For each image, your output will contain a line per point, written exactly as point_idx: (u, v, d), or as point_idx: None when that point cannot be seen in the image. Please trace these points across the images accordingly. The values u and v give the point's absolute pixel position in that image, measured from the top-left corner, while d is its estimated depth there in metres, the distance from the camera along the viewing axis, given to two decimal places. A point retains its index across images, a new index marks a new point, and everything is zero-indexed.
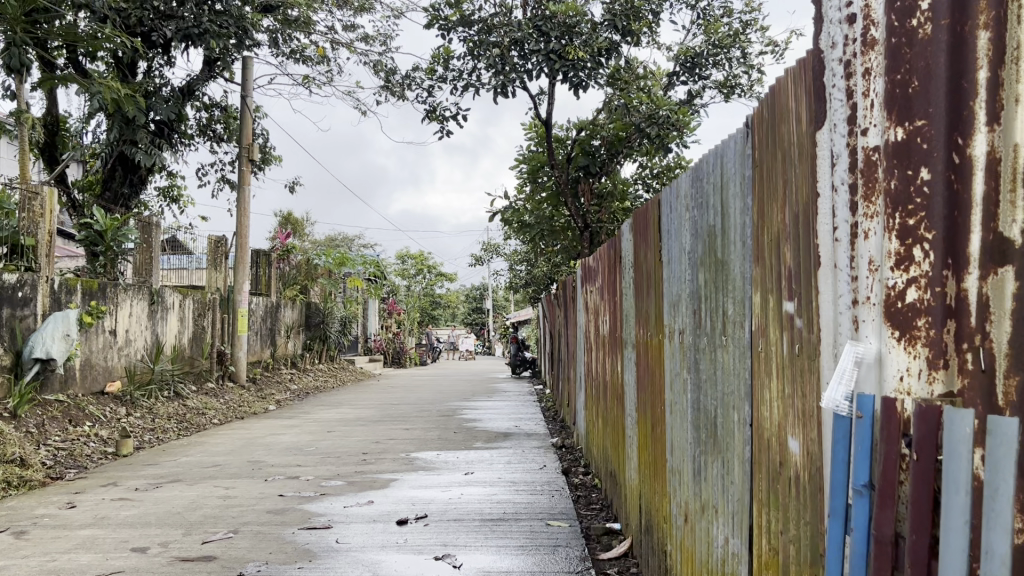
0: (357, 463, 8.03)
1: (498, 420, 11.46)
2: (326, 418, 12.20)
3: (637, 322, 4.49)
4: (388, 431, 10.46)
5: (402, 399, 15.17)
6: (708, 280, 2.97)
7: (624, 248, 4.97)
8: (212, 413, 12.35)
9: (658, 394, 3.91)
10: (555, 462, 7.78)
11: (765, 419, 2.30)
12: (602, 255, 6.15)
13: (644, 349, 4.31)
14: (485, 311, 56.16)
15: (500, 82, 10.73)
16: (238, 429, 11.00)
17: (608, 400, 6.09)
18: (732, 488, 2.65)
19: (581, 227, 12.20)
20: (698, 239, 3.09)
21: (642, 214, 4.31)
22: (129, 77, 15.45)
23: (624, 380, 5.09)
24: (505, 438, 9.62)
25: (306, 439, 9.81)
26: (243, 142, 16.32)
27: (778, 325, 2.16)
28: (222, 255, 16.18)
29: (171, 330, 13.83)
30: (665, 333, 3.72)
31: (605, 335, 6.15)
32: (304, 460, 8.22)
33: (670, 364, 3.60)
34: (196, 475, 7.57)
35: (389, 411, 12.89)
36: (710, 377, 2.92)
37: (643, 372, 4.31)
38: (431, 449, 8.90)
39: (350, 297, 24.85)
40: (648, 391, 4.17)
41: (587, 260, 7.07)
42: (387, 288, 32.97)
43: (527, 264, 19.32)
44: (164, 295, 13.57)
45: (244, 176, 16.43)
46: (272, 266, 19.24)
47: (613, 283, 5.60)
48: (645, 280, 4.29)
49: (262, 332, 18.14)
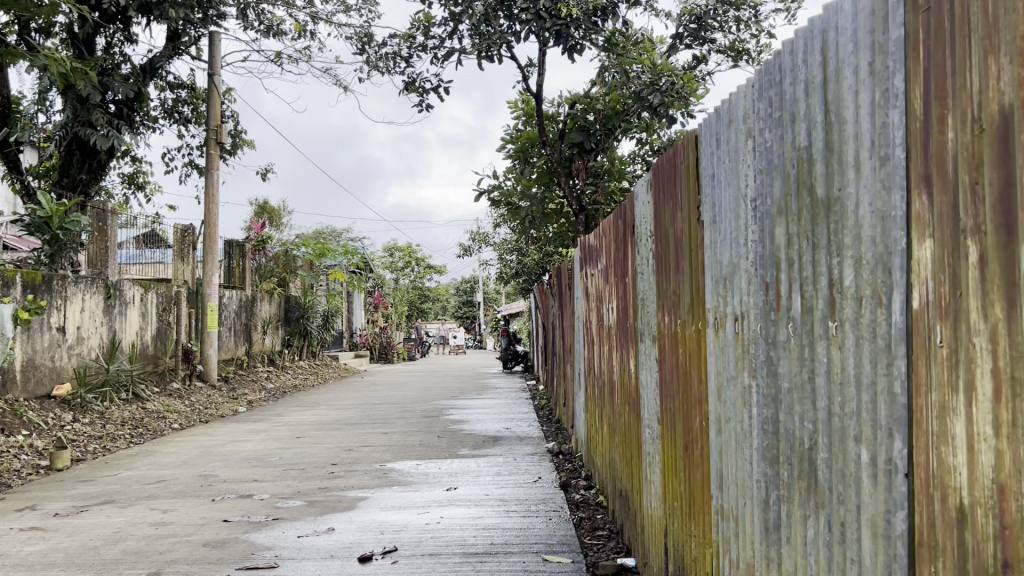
0: (322, 477, 6.94)
1: (487, 422, 10.39)
2: (298, 421, 11.12)
3: (660, 307, 3.46)
4: (364, 436, 9.38)
5: (385, 398, 14.10)
6: (791, 236, 1.94)
7: (638, 215, 3.95)
8: (172, 417, 11.25)
9: (695, 400, 2.87)
10: (551, 474, 6.72)
11: (946, 465, 1.27)
12: (608, 226, 5.09)
13: (668, 339, 3.30)
14: (476, 304, 54.97)
15: (484, 47, 9.56)
16: (199, 435, 9.92)
17: (615, 403, 5.07)
18: (850, 569, 1.64)
19: (576, 209, 11.16)
20: (772, 174, 2.05)
21: (666, 164, 3.29)
22: (86, 54, 14.30)
23: (638, 382, 4.07)
24: (495, 444, 8.55)
25: (270, 447, 8.73)
26: (212, 123, 15.20)
27: (1004, 297, 1.12)
28: (190, 246, 15.04)
29: (130, 327, 12.71)
30: (707, 319, 2.69)
31: (611, 323, 5.10)
32: (262, 474, 7.14)
33: (716, 361, 2.59)
34: (133, 494, 6.48)
35: (369, 412, 11.82)
36: (802, 388, 1.90)
37: (669, 369, 3.29)
38: (411, 458, 7.83)
39: (333, 290, 23.76)
40: (678, 395, 3.13)
41: (589, 236, 6.03)
42: (373, 280, 31.89)
43: (518, 253, 18.24)
44: (122, 288, 12.44)
45: (212, 161, 15.27)
46: (247, 258, 18.12)
47: (621, 262, 4.61)
48: (669, 247, 3.26)
49: (235, 328, 17.04)
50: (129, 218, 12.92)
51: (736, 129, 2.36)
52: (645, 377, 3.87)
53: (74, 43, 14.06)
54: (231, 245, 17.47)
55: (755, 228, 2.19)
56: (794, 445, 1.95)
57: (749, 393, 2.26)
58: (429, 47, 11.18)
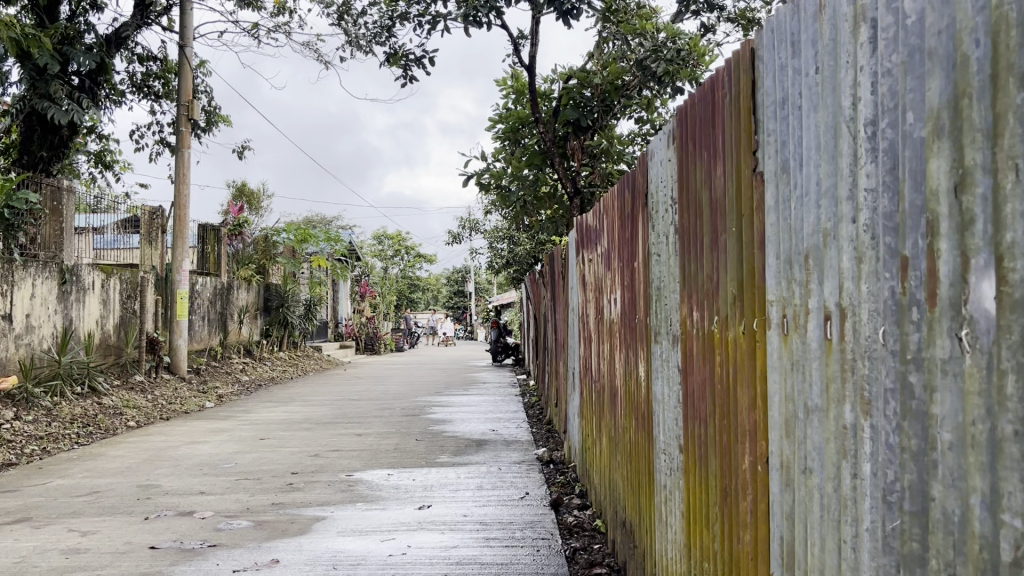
0: (278, 490, 6.07)
1: (471, 422, 9.53)
2: (267, 419, 10.23)
3: (684, 297, 2.61)
4: (335, 438, 8.50)
5: (364, 394, 13.21)
6: (974, 169, 1.09)
7: (654, 179, 3.09)
8: (131, 413, 10.35)
9: (743, 427, 2.03)
10: (541, 489, 5.86)
11: None
12: (610, 201, 4.24)
13: (697, 338, 2.47)
14: (467, 295, 54.00)
15: (470, 11, 8.62)
16: (154, 435, 9.03)
17: (617, 415, 4.22)
18: None
19: (571, 191, 10.27)
20: (919, 70, 1.21)
21: (697, 102, 2.43)
22: (47, 23, 13.19)
23: (651, 394, 3.23)
24: (478, 449, 7.67)
25: (229, 451, 7.86)
26: (183, 98, 14.22)
27: None
28: (158, 229, 14.10)
29: (89, 315, 11.77)
30: (769, 316, 1.85)
31: (614, 317, 4.25)
32: (211, 486, 6.26)
33: (786, 383, 1.76)
34: (55, 510, 5.57)
35: (345, 410, 10.95)
36: (992, 447, 1.05)
37: (697, 381, 2.46)
38: (383, 466, 6.96)
39: (316, 278, 22.83)
40: (714, 416, 2.30)
41: (587, 215, 5.17)
42: (359, 269, 30.93)
43: (509, 241, 17.35)
44: (80, 273, 11.49)
45: (183, 139, 14.28)
46: (222, 243, 17.16)
47: (628, 240, 3.75)
48: (700, 213, 2.41)
49: (209, 317, 16.14)
50: (109, 204, 12.48)
51: (833, 18, 1.50)
52: (660, 391, 3.03)
53: (34, 9, 13.04)
54: (206, 228, 16.51)
55: (877, 169, 1.34)
56: (965, 547, 1.11)
57: (855, 437, 1.42)
58: (412, 15, 10.25)
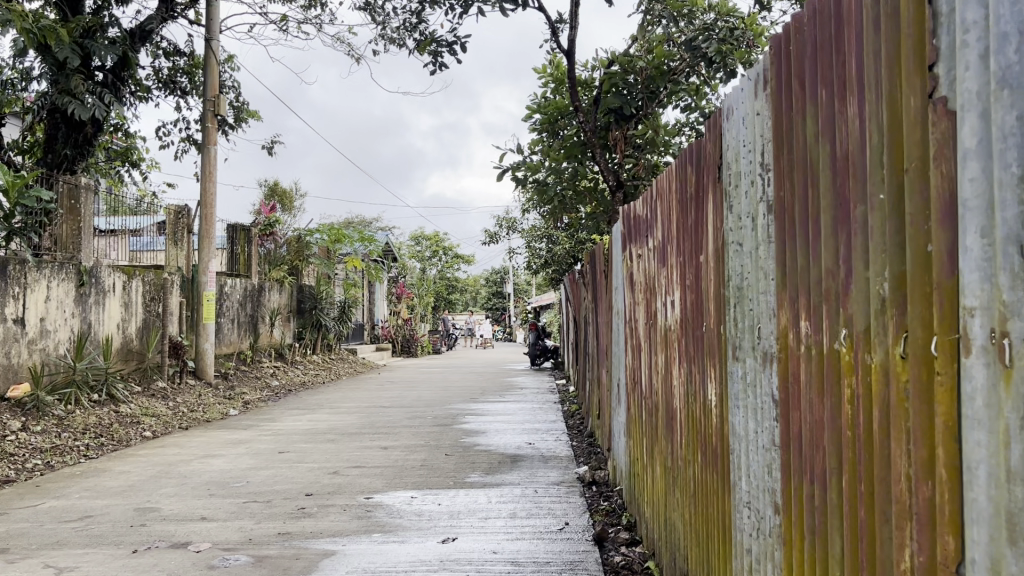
0: (287, 516, 5.42)
1: (507, 434, 8.81)
2: (290, 429, 9.62)
3: (784, 300, 1.89)
4: (358, 452, 7.83)
5: (395, 400, 12.55)
6: None
7: (732, 146, 2.36)
8: (148, 422, 9.83)
9: (901, 503, 1.30)
10: (582, 519, 5.13)
11: None
12: (666, 184, 3.52)
13: (806, 359, 1.75)
14: (506, 295, 53.27)
15: None
16: (168, 447, 8.46)
17: (675, 442, 3.50)
18: None
19: (613, 185, 9.47)
20: None
21: (809, 22, 1.70)
22: (70, 16, 12.71)
23: (726, 427, 2.50)
24: (512, 467, 6.95)
25: (242, 466, 7.24)
26: (209, 93, 13.72)
27: None
28: (184, 229, 13.66)
29: (109, 318, 11.31)
30: (963, 335, 1.13)
31: (671, 324, 3.53)
32: (214, 510, 5.62)
33: (1009, 452, 1.04)
34: (37, 539, 4.97)
35: (373, 419, 10.30)
36: None
37: (808, 421, 1.74)
38: (407, 486, 6.27)
39: (351, 279, 22.30)
40: (838, 478, 1.57)
41: (636, 204, 4.46)
42: (395, 270, 30.31)
43: (547, 240, 16.62)
44: (99, 274, 11.03)
45: (209, 135, 13.77)
46: (253, 244, 16.66)
47: (690, 229, 3.03)
48: (813, 180, 1.70)
49: (239, 319, 15.66)
50: (149, 206, 12.58)
51: None
52: (739, 423, 2.31)
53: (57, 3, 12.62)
54: (236, 229, 16.02)
55: None
56: None
57: None
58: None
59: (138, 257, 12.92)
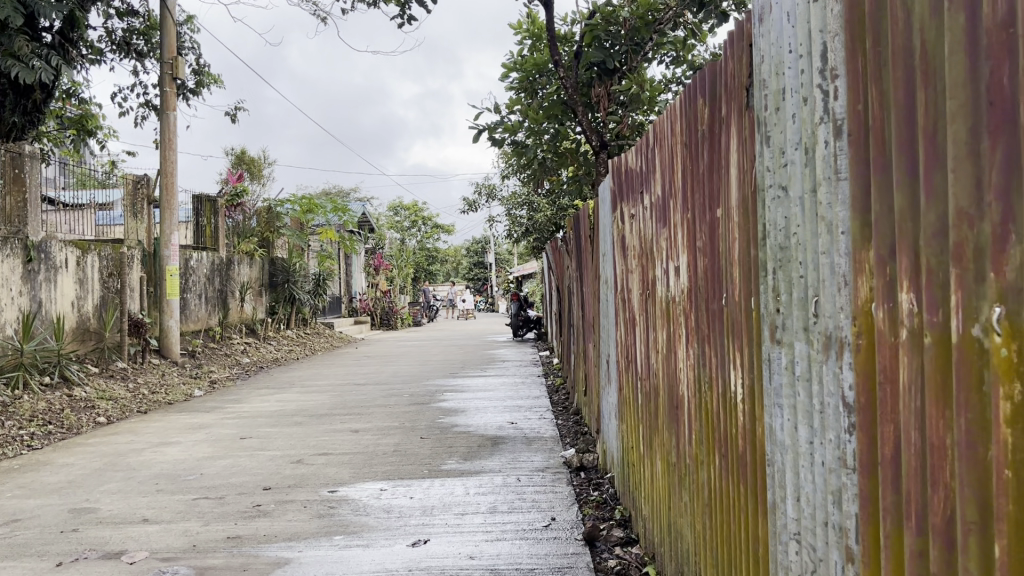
0: (241, 516, 4.83)
1: (488, 413, 8.24)
2: (256, 411, 9.00)
3: (867, 262, 1.31)
4: (327, 436, 7.23)
5: (371, 377, 11.95)
6: None
7: (767, 58, 1.76)
8: (104, 406, 9.19)
9: None
10: (570, 514, 4.57)
11: None
12: (667, 127, 2.94)
13: (909, 348, 1.18)
14: (487, 265, 52.58)
15: None
16: (122, 433, 7.81)
17: (680, 435, 2.94)
18: None
19: (597, 146, 8.80)
20: None
21: None
22: None
23: (759, 431, 1.93)
24: (493, 451, 6.38)
25: (199, 456, 6.63)
26: (166, 56, 12.88)
27: None
28: (143, 199, 12.90)
29: (62, 295, 10.60)
30: None
31: (675, 295, 2.96)
32: (159, 510, 5.02)
33: None
34: None
35: (346, 398, 9.70)
36: None
37: (916, 442, 1.17)
38: (377, 477, 5.68)
39: (325, 251, 21.56)
40: (983, 539, 1.01)
41: (627, 154, 3.86)
42: (373, 241, 29.57)
43: (528, 207, 15.97)
44: (48, 249, 10.30)
45: (168, 100, 12.94)
46: (220, 215, 15.86)
47: (702, 180, 2.45)
48: (929, 75, 1.11)
49: (207, 295, 14.96)
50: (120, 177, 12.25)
51: None
52: (782, 428, 1.75)
53: None
54: (201, 199, 15.24)
55: None
56: None
57: None
58: None
59: (106, 232, 12.75)
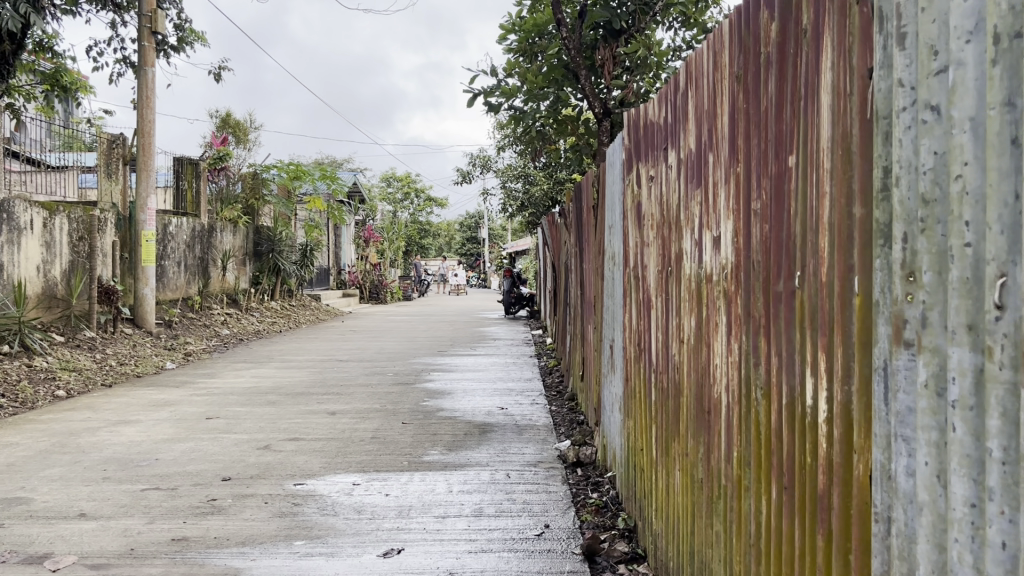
0: (192, 514, 4.24)
1: (475, 396, 7.64)
2: (227, 388, 8.38)
3: None
4: (300, 419, 6.63)
5: (355, 353, 11.33)
6: None
7: None
8: (65, 377, 8.56)
9: None
10: (566, 520, 4.00)
11: None
12: (707, 58, 2.34)
13: None
14: (480, 241, 51.79)
15: None
16: (79, 410, 7.19)
17: (712, 448, 2.37)
18: None
19: (600, 114, 8.07)
20: None
21: None
22: None
23: (862, 470, 1.35)
24: (480, 440, 5.80)
25: (156, 438, 6.01)
26: (145, 8, 12.08)
27: None
28: (118, 160, 12.10)
29: (26, 258, 9.94)
30: None
31: (711, 272, 2.37)
32: (100, 503, 4.42)
33: None
34: None
35: (326, 376, 9.08)
36: None
37: None
38: (351, 468, 5.09)
39: (313, 220, 20.86)
40: None
41: (646, 104, 3.26)
42: (364, 213, 28.81)
43: (523, 180, 15.32)
44: (10, 208, 9.61)
45: (147, 55, 12.13)
46: (202, 179, 15.08)
47: (763, 121, 1.86)
48: None
49: (187, 262, 14.34)
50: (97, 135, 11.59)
51: None
52: (909, 472, 1.18)
53: None
54: (182, 161, 14.54)
55: None
56: None
57: None
58: None
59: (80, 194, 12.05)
